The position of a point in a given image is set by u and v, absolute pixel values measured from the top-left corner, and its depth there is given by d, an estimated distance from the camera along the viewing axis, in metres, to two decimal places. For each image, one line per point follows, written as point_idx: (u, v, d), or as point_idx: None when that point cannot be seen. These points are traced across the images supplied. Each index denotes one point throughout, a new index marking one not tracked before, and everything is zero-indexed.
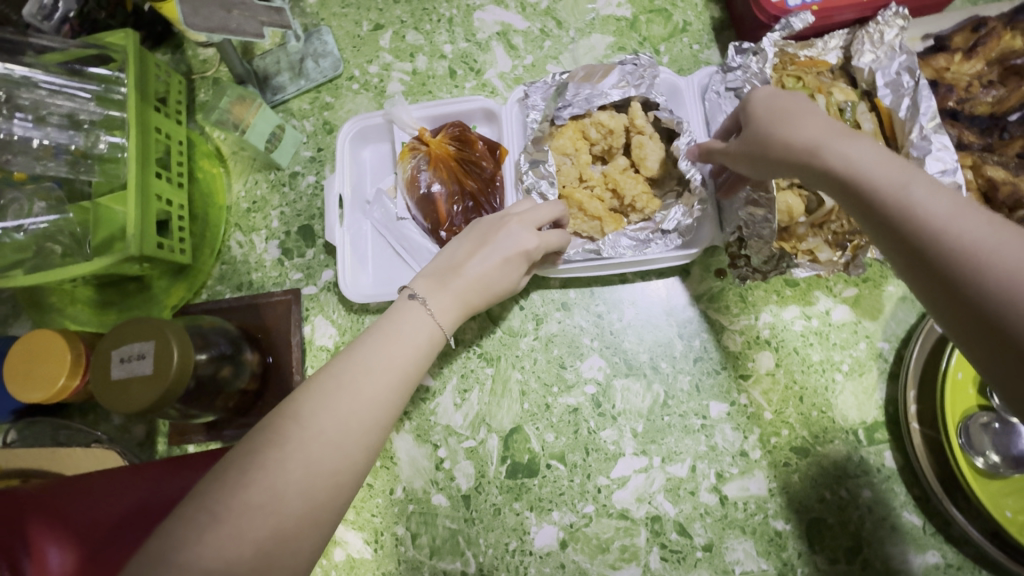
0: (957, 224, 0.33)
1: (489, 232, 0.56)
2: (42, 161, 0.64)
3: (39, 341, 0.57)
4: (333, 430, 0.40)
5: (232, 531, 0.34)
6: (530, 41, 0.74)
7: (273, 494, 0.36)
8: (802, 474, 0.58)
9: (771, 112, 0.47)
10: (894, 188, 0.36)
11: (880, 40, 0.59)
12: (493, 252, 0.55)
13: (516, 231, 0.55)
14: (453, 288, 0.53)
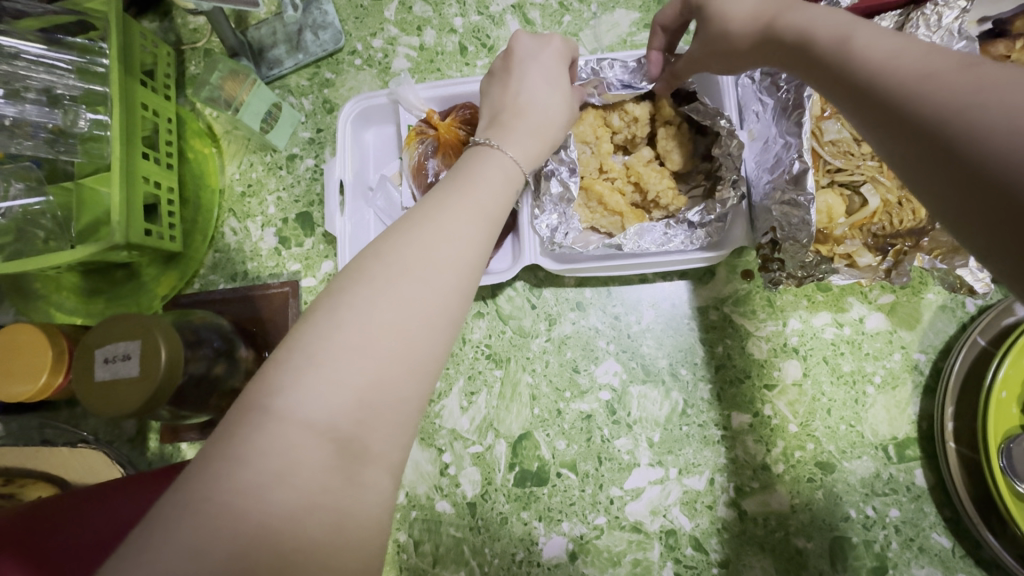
0: (894, 63, 0.31)
1: (517, 104, 0.50)
2: (18, 140, 0.59)
3: (19, 334, 0.54)
4: (388, 340, 0.32)
5: (292, 450, 0.28)
6: (548, 15, 0.68)
7: (329, 412, 0.30)
8: (826, 490, 0.55)
9: None
10: (838, 45, 0.35)
11: (937, 24, 0.53)
12: (537, 116, 0.50)
13: (548, 90, 0.51)
14: (516, 138, 0.48)
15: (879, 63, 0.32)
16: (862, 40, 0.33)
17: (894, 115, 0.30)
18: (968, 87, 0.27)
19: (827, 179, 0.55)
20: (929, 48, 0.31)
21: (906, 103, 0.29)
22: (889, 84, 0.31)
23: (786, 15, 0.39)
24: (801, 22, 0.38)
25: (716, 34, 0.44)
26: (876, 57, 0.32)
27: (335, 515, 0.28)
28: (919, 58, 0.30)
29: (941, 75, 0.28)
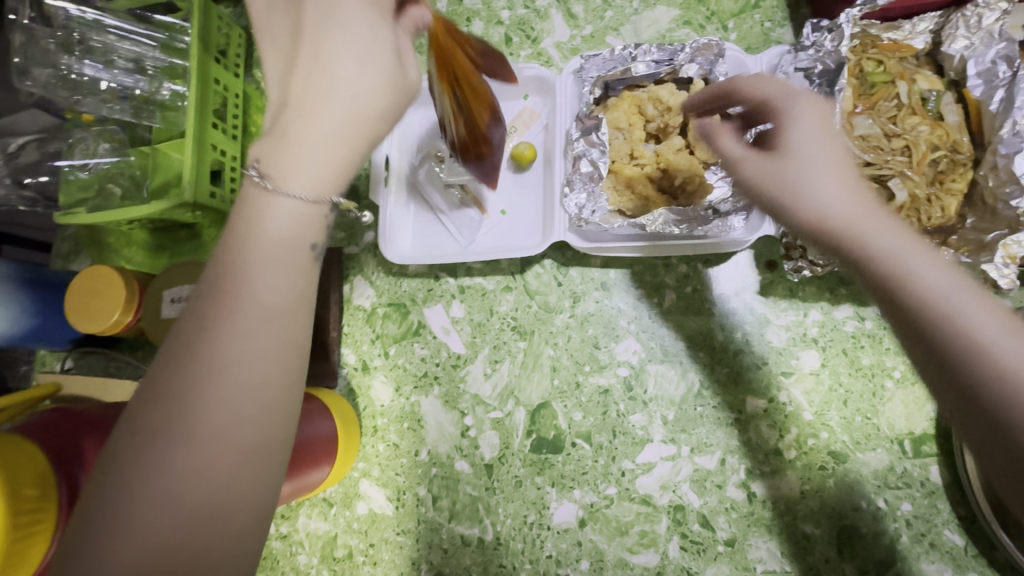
0: (953, 304, 0.34)
1: (310, 98, 0.36)
2: (109, 104, 0.67)
3: (96, 276, 0.59)
4: (179, 427, 0.31)
5: (117, 509, 0.29)
6: (590, 10, 0.71)
7: (136, 472, 0.30)
8: (837, 479, 0.56)
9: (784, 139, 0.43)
10: (898, 257, 0.36)
11: (977, 25, 0.53)
12: (336, 114, 0.36)
13: (355, 85, 0.37)
14: (285, 148, 0.36)
15: (940, 300, 0.34)
16: (927, 266, 0.35)
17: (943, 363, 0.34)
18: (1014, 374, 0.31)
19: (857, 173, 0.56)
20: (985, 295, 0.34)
21: (982, 364, 0.32)
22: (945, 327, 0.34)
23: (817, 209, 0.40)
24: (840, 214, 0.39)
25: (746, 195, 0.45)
26: (932, 290, 0.35)
27: (179, 556, 0.29)
28: (976, 312, 0.33)
29: (996, 342, 0.32)
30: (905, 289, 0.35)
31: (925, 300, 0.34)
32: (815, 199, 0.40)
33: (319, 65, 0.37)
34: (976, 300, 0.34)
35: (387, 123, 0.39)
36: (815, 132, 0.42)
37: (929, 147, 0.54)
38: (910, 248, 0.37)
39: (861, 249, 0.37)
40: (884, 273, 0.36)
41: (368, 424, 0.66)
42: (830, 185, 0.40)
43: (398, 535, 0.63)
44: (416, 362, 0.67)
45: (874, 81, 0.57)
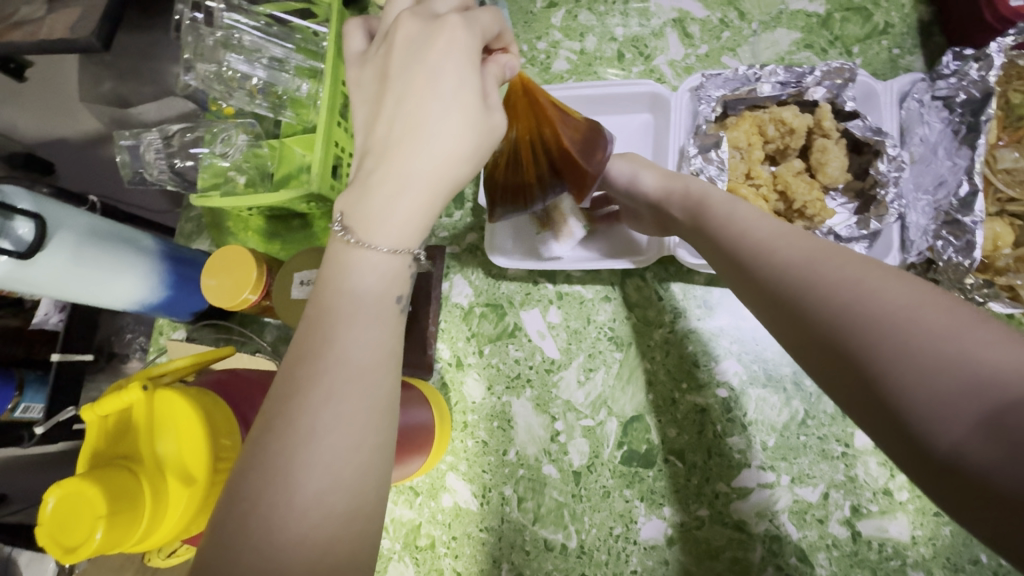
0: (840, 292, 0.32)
1: (403, 136, 0.39)
2: (251, 99, 0.73)
3: (230, 254, 0.64)
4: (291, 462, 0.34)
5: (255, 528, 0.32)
6: (707, 30, 0.72)
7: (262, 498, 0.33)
8: (955, 528, 0.53)
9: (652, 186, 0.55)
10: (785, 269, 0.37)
11: None
12: (420, 170, 0.39)
13: (443, 145, 0.39)
14: (375, 198, 0.39)
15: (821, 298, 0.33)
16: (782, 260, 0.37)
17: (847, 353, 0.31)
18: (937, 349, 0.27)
19: (998, 208, 0.53)
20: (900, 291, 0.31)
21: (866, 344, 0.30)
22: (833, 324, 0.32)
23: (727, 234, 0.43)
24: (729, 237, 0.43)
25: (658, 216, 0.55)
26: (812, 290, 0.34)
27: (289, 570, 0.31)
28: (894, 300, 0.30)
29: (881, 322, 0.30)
30: (772, 272, 0.37)
31: (816, 274, 0.34)
32: (736, 219, 0.44)
33: (420, 126, 0.39)
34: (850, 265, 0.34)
35: (470, 165, 0.40)
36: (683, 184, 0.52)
37: None
38: (797, 241, 0.38)
39: (752, 255, 0.40)
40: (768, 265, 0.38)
41: (458, 419, 0.68)
42: (738, 213, 0.45)
43: (481, 532, 0.64)
44: (509, 363, 0.68)
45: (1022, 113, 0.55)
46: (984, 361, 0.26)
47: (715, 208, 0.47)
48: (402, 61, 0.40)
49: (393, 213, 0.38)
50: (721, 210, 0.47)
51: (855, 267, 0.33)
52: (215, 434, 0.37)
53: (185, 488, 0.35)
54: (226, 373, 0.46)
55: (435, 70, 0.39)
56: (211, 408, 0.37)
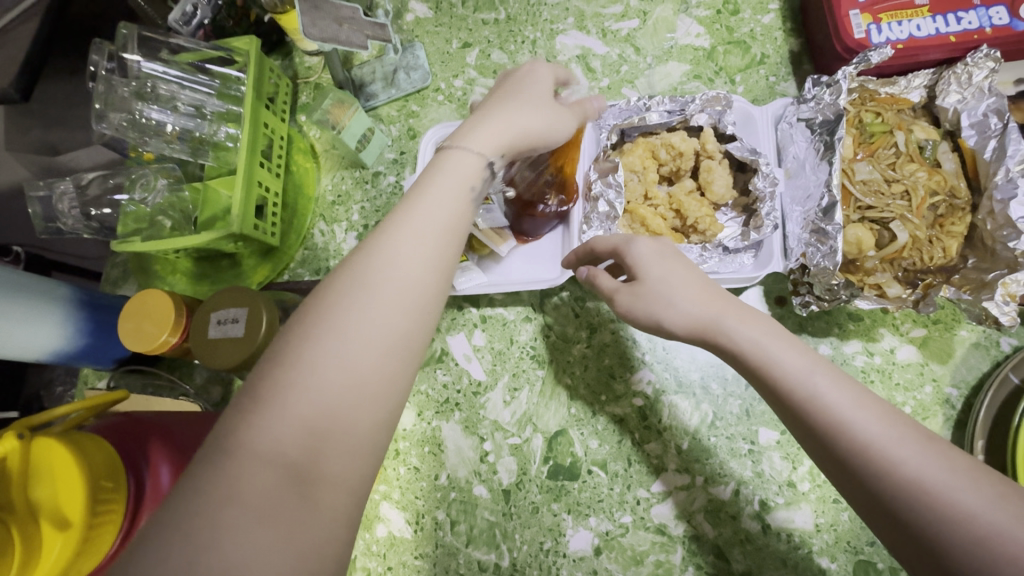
0: (856, 418, 0.38)
1: (498, 94, 0.51)
2: (171, 144, 0.74)
3: (148, 298, 0.64)
4: (335, 365, 0.35)
5: (290, 417, 0.33)
6: (607, 65, 0.78)
7: (306, 390, 0.34)
8: (852, 514, 0.57)
9: (661, 263, 0.50)
10: (802, 376, 0.41)
11: (968, 82, 0.58)
12: (508, 109, 0.50)
13: (540, 112, 0.51)
14: (480, 136, 0.48)
15: (856, 432, 0.38)
16: (821, 387, 0.40)
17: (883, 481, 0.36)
18: (954, 491, 0.34)
19: (858, 215, 0.60)
20: (909, 428, 0.37)
21: (907, 475, 0.35)
22: (859, 446, 0.37)
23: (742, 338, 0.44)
24: (736, 337, 0.45)
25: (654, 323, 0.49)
26: (832, 409, 0.39)
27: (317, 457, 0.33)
28: (919, 452, 0.36)
29: (911, 455, 0.36)
30: (892, 484, 0.36)
31: (954, 508, 0.33)
32: (824, 391, 0.40)
33: (519, 93, 0.52)
34: (978, 486, 0.34)
35: (550, 117, 0.52)
36: (694, 272, 0.49)
37: (929, 192, 0.59)
38: (910, 438, 0.37)
39: (856, 452, 0.37)
40: (879, 467, 0.36)
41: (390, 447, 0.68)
42: (826, 381, 0.41)
43: (416, 559, 0.64)
44: (438, 388, 0.69)
45: (873, 131, 0.62)
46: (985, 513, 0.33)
47: (784, 353, 0.43)
48: (510, 72, 0.55)
49: (486, 133, 0.48)
50: (801, 369, 0.42)
51: (988, 496, 0.33)
52: (91, 477, 0.38)
53: (54, 532, 0.36)
54: (125, 416, 0.49)
55: (527, 65, 0.54)
56: (89, 453, 0.39)
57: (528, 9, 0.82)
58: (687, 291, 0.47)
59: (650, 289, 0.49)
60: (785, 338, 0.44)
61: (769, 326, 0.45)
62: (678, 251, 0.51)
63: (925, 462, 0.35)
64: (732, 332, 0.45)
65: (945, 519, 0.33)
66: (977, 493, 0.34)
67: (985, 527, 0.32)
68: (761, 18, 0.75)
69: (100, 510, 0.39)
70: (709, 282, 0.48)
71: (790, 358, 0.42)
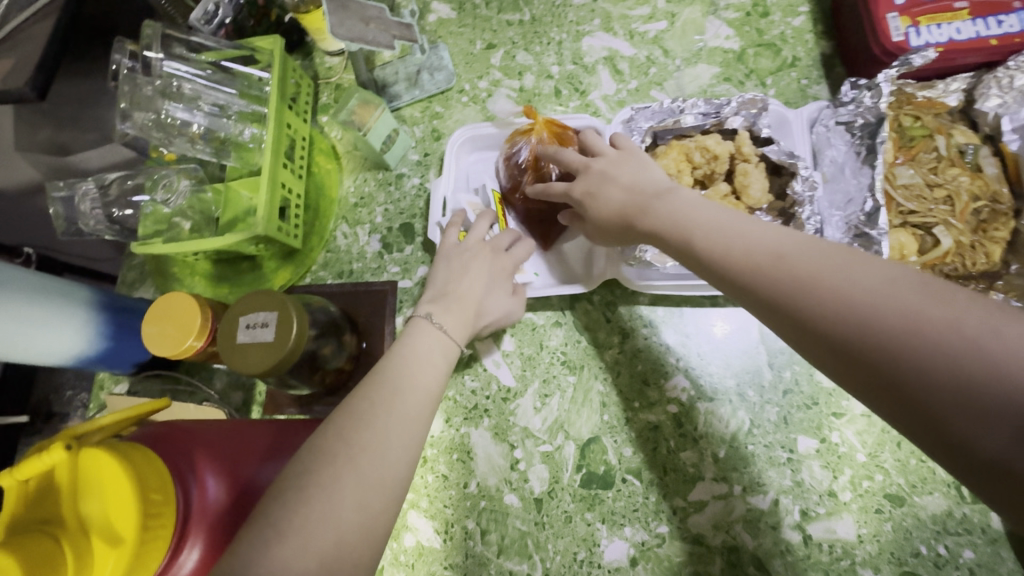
0: (783, 261, 0.40)
1: (463, 300, 0.60)
2: (194, 144, 0.73)
3: (173, 301, 0.63)
4: (349, 491, 0.41)
5: (301, 542, 0.38)
6: (635, 67, 0.77)
7: (324, 509, 0.40)
8: (895, 524, 0.55)
9: (611, 167, 0.58)
10: (732, 242, 0.44)
11: (1009, 86, 0.56)
12: (473, 308, 0.60)
13: (493, 295, 0.63)
14: (452, 322, 0.58)
15: (781, 272, 0.39)
16: (750, 244, 0.43)
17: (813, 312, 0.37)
18: (880, 300, 0.34)
19: (900, 220, 0.59)
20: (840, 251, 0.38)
21: (830, 293, 0.36)
22: (788, 282, 0.39)
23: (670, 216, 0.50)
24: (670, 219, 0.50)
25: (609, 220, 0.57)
26: (761, 260, 0.41)
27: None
28: (845, 272, 0.37)
29: (833, 276, 0.37)
30: (819, 305, 0.36)
31: (845, 298, 0.35)
32: (736, 238, 0.44)
33: (482, 251, 0.64)
34: (905, 287, 0.34)
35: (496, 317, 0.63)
36: (639, 174, 0.56)
37: (970, 197, 0.58)
38: (839, 262, 0.37)
39: (761, 281, 0.40)
40: (787, 285, 0.39)
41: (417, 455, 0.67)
42: (752, 237, 0.43)
43: (445, 569, 0.63)
44: (466, 394, 0.68)
45: (913, 135, 0.61)
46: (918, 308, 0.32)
47: (699, 219, 0.48)
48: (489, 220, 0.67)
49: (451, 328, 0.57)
50: (731, 236, 0.44)
51: (918, 293, 0.33)
52: (143, 489, 0.37)
53: (108, 548, 0.35)
54: (164, 426, 0.47)
55: (490, 273, 0.63)
56: (139, 463, 0.38)
57: (553, 10, 0.82)
58: (625, 199, 0.55)
59: (595, 206, 0.58)
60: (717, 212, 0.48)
61: (704, 207, 0.49)
62: (628, 155, 0.59)
63: (851, 278, 0.36)
64: (671, 221, 0.50)
65: (872, 325, 0.33)
66: (904, 292, 0.33)
67: (873, 308, 0.34)
68: (791, 21, 0.74)
69: (152, 524, 0.37)
70: (642, 182, 0.55)
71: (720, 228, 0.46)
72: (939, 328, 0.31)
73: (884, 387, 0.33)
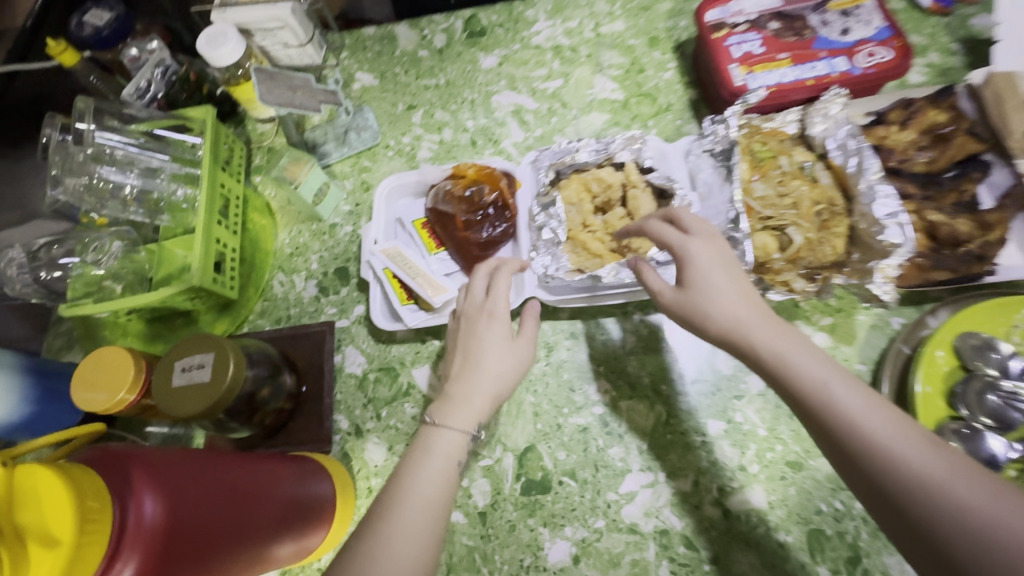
0: (867, 419, 0.43)
1: (462, 375, 0.60)
2: (128, 207, 0.77)
3: (106, 354, 0.64)
4: None
5: None
6: (539, 117, 0.88)
7: None
8: (798, 487, 0.62)
9: (698, 259, 0.55)
10: (817, 385, 0.46)
11: (827, 115, 0.71)
12: (482, 391, 0.58)
13: (503, 354, 0.61)
14: (462, 412, 0.57)
15: (857, 422, 0.43)
16: (837, 394, 0.45)
17: (888, 472, 0.41)
18: (952, 486, 0.38)
19: (761, 225, 0.70)
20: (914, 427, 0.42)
21: (906, 467, 0.40)
22: (868, 442, 0.42)
23: (751, 330, 0.51)
24: (752, 337, 0.50)
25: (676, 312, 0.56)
26: (850, 411, 0.44)
27: None
28: (923, 452, 0.40)
29: (912, 452, 0.40)
30: (894, 477, 0.40)
31: (951, 502, 0.37)
32: (839, 395, 0.44)
33: (485, 320, 0.63)
34: (975, 480, 0.38)
35: (507, 383, 0.61)
36: (728, 266, 0.55)
37: (813, 202, 0.70)
38: (916, 440, 0.41)
39: (848, 434, 0.43)
40: (860, 445, 0.42)
41: (362, 485, 0.69)
42: (839, 387, 0.45)
43: None
44: (407, 421, 0.71)
45: (762, 156, 0.74)
46: (982, 509, 0.36)
47: (780, 341, 0.49)
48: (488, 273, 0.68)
49: (447, 426, 0.56)
50: (818, 377, 0.46)
51: (985, 490, 0.37)
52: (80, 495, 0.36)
53: (45, 552, 0.34)
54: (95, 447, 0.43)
55: (493, 340, 0.62)
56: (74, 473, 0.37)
57: (465, 76, 0.93)
58: (732, 299, 0.52)
59: (660, 292, 0.58)
60: (798, 342, 0.49)
61: (781, 327, 0.50)
62: (709, 232, 0.58)
63: (931, 457, 0.40)
64: (751, 339, 0.50)
65: (943, 511, 0.38)
66: (977, 491, 0.37)
67: (945, 488, 0.38)
68: (662, 75, 0.89)
69: (94, 529, 0.36)
70: (736, 280, 0.54)
71: (806, 364, 0.47)
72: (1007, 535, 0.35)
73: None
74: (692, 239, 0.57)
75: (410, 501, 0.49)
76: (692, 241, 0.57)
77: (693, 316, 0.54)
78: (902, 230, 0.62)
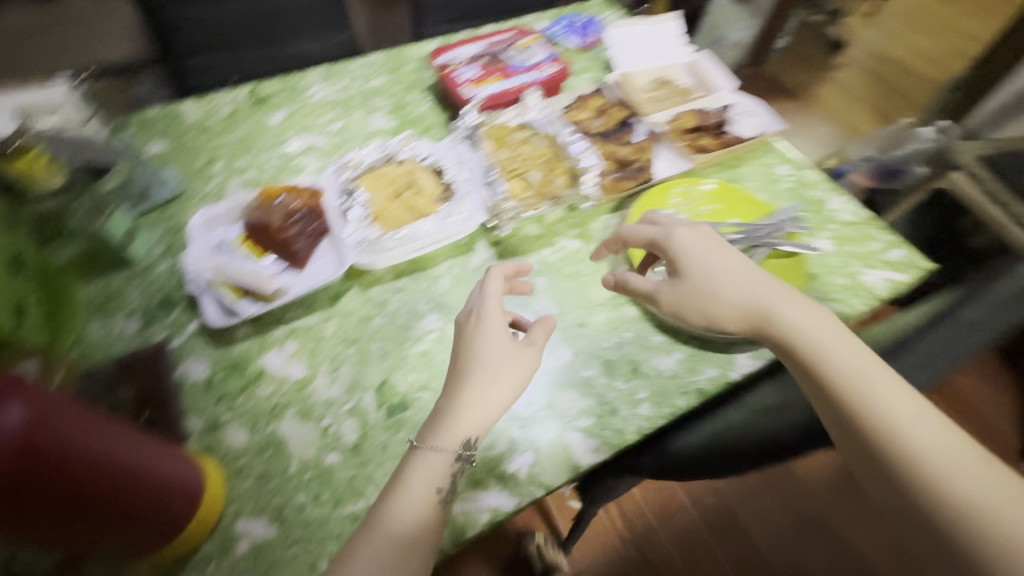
0: (855, 361, 0.64)
1: (472, 387, 0.66)
2: None
3: None
4: None
5: None
6: (330, 148, 1.07)
7: None
8: (587, 337, 0.84)
9: (706, 256, 0.74)
10: (788, 305, 0.69)
11: (531, 102, 1.06)
12: (482, 405, 0.66)
13: (509, 364, 0.68)
14: (450, 431, 0.64)
15: (840, 363, 0.63)
16: (797, 318, 0.68)
17: (887, 428, 0.59)
18: (932, 445, 0.57)
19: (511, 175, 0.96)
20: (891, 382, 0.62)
21: (888, 425, 0.59)
22: (860, 385, 0.62)
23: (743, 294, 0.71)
24: (739, 295, 0.71)
25: (648, 294, 0.76)
26: (843, 365, 0.63)
27: None
28: (913, 417, 0.59)
29: (892, 410, 0.60)
30: (892, 434, 0.59)
31: (920, 458, 0.57)
32: (833, 356, 0.64)
33: (484, 329, 0.70)
34: (943, 436, 0.58)
35: (508, 392, 0.67)
36: (718, 252, 0.75)
37: (540, 155, 1.00)
38: (910, 409, 0.60)
39: (816, 359, 0.65)
40: (850, 381, 0.62)
41: (230, 469, 0.71)
42: (812, 321, 0.68)
43: (289, 547, 0.65)
44: (265, 400, 0.76)
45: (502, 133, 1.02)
46: (943, 463, 0.56)
47: (766, 298, 0.70)
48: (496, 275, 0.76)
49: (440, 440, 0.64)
50: (760, 297, 0.70)
51: (950, 450, 0.57)
52: None
53: None
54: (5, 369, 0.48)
55: (499, 352, 0.68)
56: None
57: (257, 130, 1.09)
58: (721, 272, 0.73)
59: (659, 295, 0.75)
60: (765, 294, 0.71)
61: (749, 276, 0.73)
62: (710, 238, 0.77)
63: (918, 419, 0.59)
64: (743, 309, 0.71)
65: (933, 470, 0.56)
66: (943, 443, 0.57)
67: (922, 449, 0.57)
68: (420, 106, 1.16)
69: None
70: (720, 263, 0.74)
71: (794, 310, 0.69)
72: (964, 484, 0.55)
73: (893, 488, 0.59)
74: (683, 232, 0.77)
75: (388, 523, 0.60)
76: (694, 240, 0.76)
77: (702, 308, 0.73)
78: (592, 155, 0.98)
